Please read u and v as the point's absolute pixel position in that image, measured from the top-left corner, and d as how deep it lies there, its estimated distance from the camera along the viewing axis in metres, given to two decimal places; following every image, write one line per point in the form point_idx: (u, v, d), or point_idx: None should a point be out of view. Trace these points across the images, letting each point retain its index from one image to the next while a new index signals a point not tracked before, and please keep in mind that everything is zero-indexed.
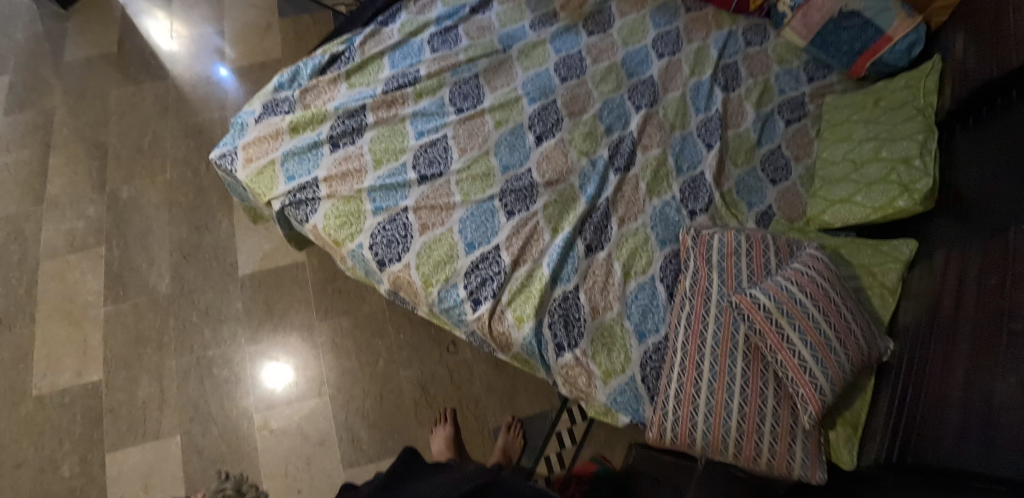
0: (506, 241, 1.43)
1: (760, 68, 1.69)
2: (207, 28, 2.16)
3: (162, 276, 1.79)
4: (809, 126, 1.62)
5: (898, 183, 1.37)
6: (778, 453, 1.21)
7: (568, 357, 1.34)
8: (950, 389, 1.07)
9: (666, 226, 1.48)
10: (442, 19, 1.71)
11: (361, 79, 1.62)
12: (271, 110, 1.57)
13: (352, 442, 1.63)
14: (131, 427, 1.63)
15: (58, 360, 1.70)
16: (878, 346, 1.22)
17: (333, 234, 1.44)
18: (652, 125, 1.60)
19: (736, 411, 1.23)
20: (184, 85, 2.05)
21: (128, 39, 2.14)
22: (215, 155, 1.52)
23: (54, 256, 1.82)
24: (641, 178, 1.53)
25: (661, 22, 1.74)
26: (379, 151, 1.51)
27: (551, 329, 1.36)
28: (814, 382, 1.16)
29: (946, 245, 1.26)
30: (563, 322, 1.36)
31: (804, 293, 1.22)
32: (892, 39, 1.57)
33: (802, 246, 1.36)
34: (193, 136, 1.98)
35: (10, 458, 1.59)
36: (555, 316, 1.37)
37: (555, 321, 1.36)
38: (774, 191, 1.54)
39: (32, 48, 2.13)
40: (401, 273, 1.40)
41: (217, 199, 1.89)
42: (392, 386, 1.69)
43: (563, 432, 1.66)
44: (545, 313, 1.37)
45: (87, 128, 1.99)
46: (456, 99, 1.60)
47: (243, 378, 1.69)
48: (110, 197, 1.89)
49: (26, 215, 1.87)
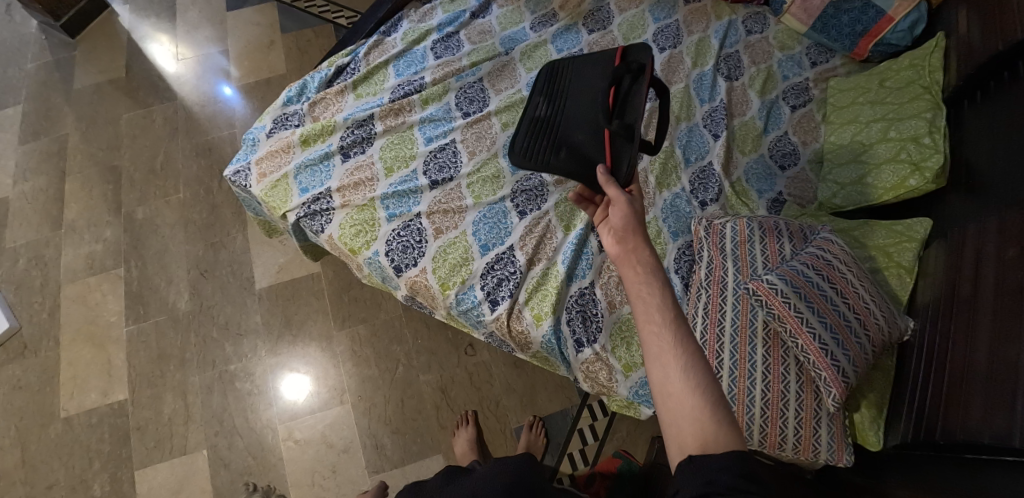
0: (519, 240, 1.44)
1: (762, 55, 1.69)
2: (211, 48, 2.19)
3: (181, 293, 1.81)
4: (814, 111, 1.62)
5: (909, 161, 1.35)
6: (804, 438, 1.21)
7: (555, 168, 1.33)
8: (975, 362, 1.07)
9: (677, 217, 1.51)
10: (443, 25, 1.73)
11: (367, 88, 1.64)
12: (281, 124, 1.59)
13: (375, 448, 1.65)
14: (159, 443, 1.65)
15: (83, 382, 1.72)
16: (899, 326, 1.21)
17: (348, 242, 1.45)
18: (658, 119, 1.61)
19: (758, 399, 1.23)
20: (192, 106, 2.08)
21: (134, 63, 2.17)
22: (229, 171, 1.54)
23: (75, 279, 1.84)
24: (649, 172, 1.56)
25: (660, 16, 1.75)
26: (389, 159, 1.53)
27: (526, 131, 1.42)
28: (837, 365, 1.16)
29: (962, 221, 1.25)
30: (548, 121, 1.40)
31: (821, 276, 1.22)
32: (894, 20, 1.56)
33: (816, 230, 1.35)
34: (204, 154, 2.00)
35: (43, 479, 1.62)
36: (541, 98, 1.45)
37: (546, 120, 1.40)
38: (784, 178, 1.55)
39: (42, 77, 2.16)
40: (418, 277, 1.42)
41: (231, 215, 1.91)
42: (413, 391, 1.70)
43: (585, 428, 1.66)
44: (533, 109, 1.44)
45: (100, 152, 2.02)
46: (463, 103, 1.61)
47: (266, 390, 1.71)
48: (126, 219, 1.92)
49: (45, 241, 1.90)
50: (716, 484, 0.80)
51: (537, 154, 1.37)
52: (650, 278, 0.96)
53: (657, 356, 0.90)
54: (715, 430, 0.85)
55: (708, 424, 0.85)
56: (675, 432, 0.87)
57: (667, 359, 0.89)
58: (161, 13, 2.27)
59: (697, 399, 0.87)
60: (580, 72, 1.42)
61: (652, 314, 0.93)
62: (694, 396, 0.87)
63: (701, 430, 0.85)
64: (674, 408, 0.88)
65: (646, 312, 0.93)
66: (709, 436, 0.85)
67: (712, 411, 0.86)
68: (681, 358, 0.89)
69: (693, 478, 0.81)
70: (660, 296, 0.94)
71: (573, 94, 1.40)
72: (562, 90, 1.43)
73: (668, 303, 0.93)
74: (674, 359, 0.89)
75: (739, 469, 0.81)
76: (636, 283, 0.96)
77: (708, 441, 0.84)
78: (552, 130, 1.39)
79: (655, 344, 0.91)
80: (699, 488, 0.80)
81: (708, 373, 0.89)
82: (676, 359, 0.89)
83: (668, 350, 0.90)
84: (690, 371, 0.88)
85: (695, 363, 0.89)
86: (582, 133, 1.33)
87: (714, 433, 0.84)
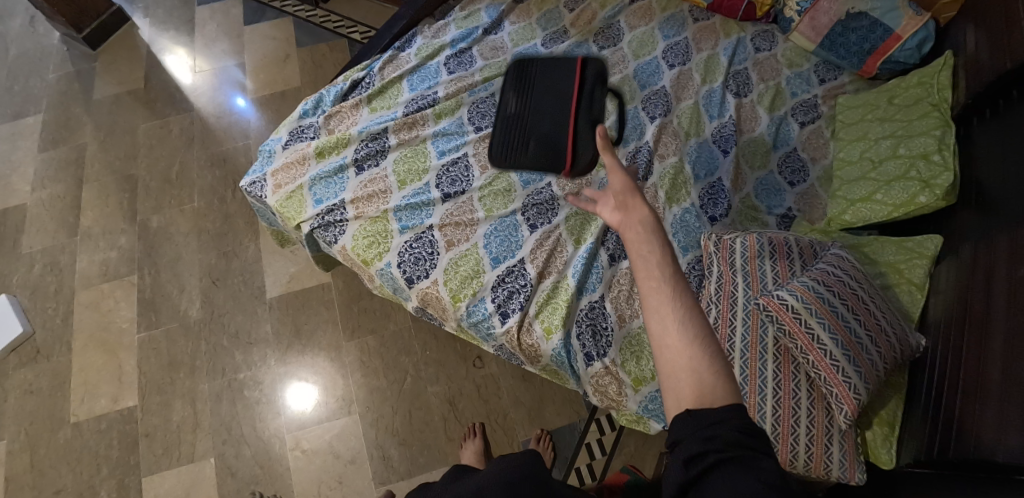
0: (530, 254, 1.45)
1: (771, 73, 1.71)
2: (227, 61, 2.23)
3: (193, 302, 1.83)
4: (823, 127, 1.63)
5: (918, 178, 1.37)
6: (815, 455, 1.21)
7: (523, 163, 1.55)
8: (988, 382, 1.07)
9: (688, 233, 1.51)
10: (456, 41, 1.76)
11: (382, 102, 1.66)
12: (296, 136, 1.62)
13: (382, 459, 1.65)
14: (167, 451, 1.66)
15: (94, 387, 1.73)
16: (910, 343, 1.21)
17: (361, 253, 1.47)
18: (667, 134, 1.62)
19: (770, 414, 1.23)
20: (207, 117, 2.12)
21: (152, 75, 2.21)
22: (245, 182, 1.57)
23: (89, 286, 1.86)
24: (659, 187, 1.56)
25: (670, 33, 1.77)
26: (402, 172, 1.55)
27: (499, 125, 1.60)
28: (848, 381, 1.16)
29: (973, 239, 1.25)
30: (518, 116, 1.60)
31: (832, 291, 1.22)
32: (902, 37, 1.57)
33: (826, 246, 1.36)
34: (218, 165, 2.03)
35: (50, 484, 1.62)
36: (513, 95, 1.64)
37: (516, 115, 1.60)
38: (793, 194, 1.57)
39: (63, 87, 2.20)
40: (429, 289, 1.43)
41: (244, 224, 1.93)
42: (421, 402, 1.70)
43: (593, 442, 1.66)
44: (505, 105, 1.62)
45: (117, 161, 2.05)
46: (475, 118, 1.63)
47: (273, 400, 1.71)
48: (141, 227, 1.94)
49: (61, 247, 1.92)
50: (716, 438, 0.77)
51: (507, 151, 1.57)
52: (647, 229, 0.95)
53: (654, 308, 0.87)
54: (711, 382, 0.82)
55: (704, 376, 0.82)
56: (671, 387, 0.84)
57: (665, 311, 0.87)
58: (180, 27, 2.31)
59: (693, 352, 0.84)
60: (549, 69, 1.65)
61: (651, 268, 0.91)
62: (691, 347, 0.84)
63: (698, 382, 0.82)
64: (669, 360, 0.85)
65: (645, 267, 0.91)
66: (705, 389, 0.82)
67: (707, 366, 0.83)
68: (676, 309, 0.87)
69: (693, 431, 0.78)
70: (657, 247, 0.93)
71: (539, 90, 1.63)
72: (533, 85, 1.64)
73: (667, 261, 0.91)
74: (671, 310, 0.87)
75: (739, 423, 0.78)
76: (634, 233, 0.96)
77: (703, 394, 0.81)
78: (520, 124, 1.59)
79: (652, 294, 0.88)
80: (698, 443, 0.77)
81: (704, 326, 0.86)
82: (673, 312, 0.87)
83: (666, 301, 0.87)
84: (687, 322, 0.86)
85: (690, 314, 0.87)
86: (547, 128, 1.57)
87: (709, 387, 0.82)
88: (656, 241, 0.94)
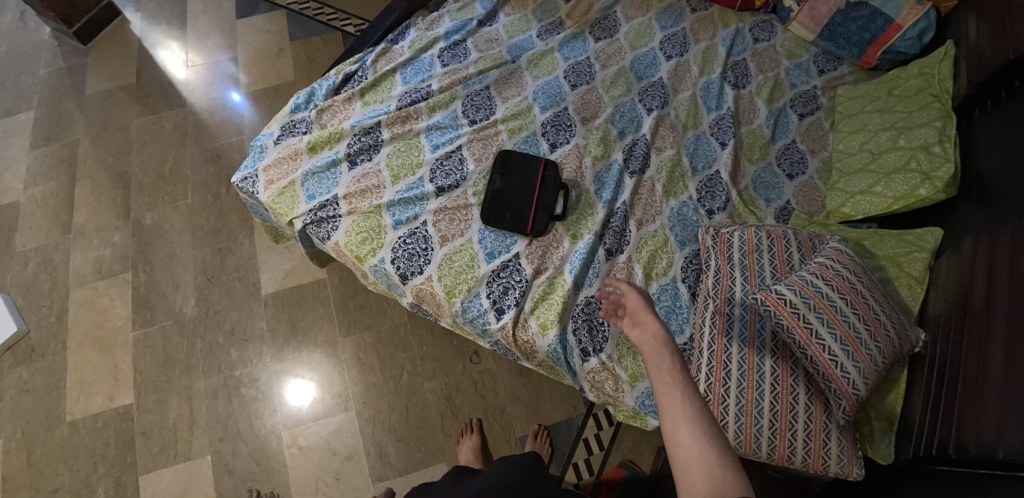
0: (526, 249, 1.45)
1: (770, 64, 1.68)
2: (220, 56, 2.20)
3: (188, 299, 1.82)
4: (823, 119, 1.61)
5: (919, 170, 1.35)
6: (813, 451, 1.20)
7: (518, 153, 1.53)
8: (988, 377, 1.05)
9: (685, 226, 1.49)
10: (450, 34, 1.73)
11: (375, 96, 1.64)
12: (289, 131, 1.60)
13: (379, 456, 1.64)
14: (164, 449, 1.65)
15: (90, 386, 1.73)
16: (909, 338, 1.20)
17: (355, 249, 1.45)
18: (664, 127, 1.60)
19: (767, 410, 1.21)
20: (200, 112, 2.10)
21: (145, 70, 2.19)
22: (237, 178, 1.55)
23: (83, 284, 1.85)
24: (656, 180, 1.53)
25: (667, 24, 1.74)
26: (396, 166, 1.53)
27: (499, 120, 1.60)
28: (846, 376, 1.15)
29: (974, 231, 1.24)
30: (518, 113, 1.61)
31: (831, 286, 1.21)
32: (902, 27, 1.56)
33: (825, 240, 1.35)
34: (212, 160, 2.02)
35: (47, 483, 1.62)
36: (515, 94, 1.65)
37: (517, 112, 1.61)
38: (792, 187, 1.54)
39: (55, 83, 2.18)
40: (424, 285, 1.41)
41: (238, 221, 1.92)
42: (418, 399, 1.70)
43: (591, 438, 1.65)
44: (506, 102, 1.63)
45: (111, 158, 2.04)
46: (469, 111, 1.62)
47: (269, 397, 1.71)
48: (135, 224, 1.93)
49: (54, 245, 1.91)
50: None
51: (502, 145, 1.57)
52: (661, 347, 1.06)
53: (667, 411, 0.94)
54: (722, 473, 0.85)
55: (714, 467, 0.86)
56: (686, 480, 0.87)
57: (677, 418, 0.93)
58: (172, 21, 2.29)
59: (703, 446, 0.88)
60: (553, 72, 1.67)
61: (664, 377, 0.99)
62: (700, 442, 0.89)
63: (710, 473, 0.85)
64: (682, 454, 0.89)
65: (659, 376, 1.00)
66: (716, 478, 0.85)
67: (717, 455, 0.87)
68: (686, 409, 0.93)
69: None
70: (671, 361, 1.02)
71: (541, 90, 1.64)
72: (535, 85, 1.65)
73: (681, 374, 0.99)
74: (681, 411, 0.93)
75: None
76: (651, 351, 1.07)
77: (715, 482, 0.84)
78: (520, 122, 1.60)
79: (666, 399, 0.96)
80: None
81: (713, 427, 0.91)
82: (683, 413, 0.93)
83: (676, 404, 0.94)
84: (696, 421, 0.91)
85: (700, 414, 0.92)
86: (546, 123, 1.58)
87: (719, 474, 0.85)
88: (668, 355, 1.04)
